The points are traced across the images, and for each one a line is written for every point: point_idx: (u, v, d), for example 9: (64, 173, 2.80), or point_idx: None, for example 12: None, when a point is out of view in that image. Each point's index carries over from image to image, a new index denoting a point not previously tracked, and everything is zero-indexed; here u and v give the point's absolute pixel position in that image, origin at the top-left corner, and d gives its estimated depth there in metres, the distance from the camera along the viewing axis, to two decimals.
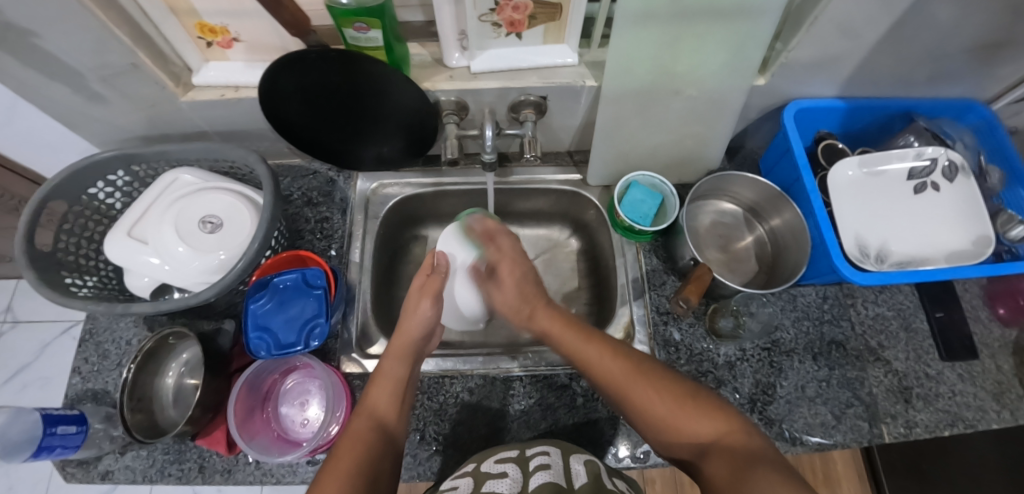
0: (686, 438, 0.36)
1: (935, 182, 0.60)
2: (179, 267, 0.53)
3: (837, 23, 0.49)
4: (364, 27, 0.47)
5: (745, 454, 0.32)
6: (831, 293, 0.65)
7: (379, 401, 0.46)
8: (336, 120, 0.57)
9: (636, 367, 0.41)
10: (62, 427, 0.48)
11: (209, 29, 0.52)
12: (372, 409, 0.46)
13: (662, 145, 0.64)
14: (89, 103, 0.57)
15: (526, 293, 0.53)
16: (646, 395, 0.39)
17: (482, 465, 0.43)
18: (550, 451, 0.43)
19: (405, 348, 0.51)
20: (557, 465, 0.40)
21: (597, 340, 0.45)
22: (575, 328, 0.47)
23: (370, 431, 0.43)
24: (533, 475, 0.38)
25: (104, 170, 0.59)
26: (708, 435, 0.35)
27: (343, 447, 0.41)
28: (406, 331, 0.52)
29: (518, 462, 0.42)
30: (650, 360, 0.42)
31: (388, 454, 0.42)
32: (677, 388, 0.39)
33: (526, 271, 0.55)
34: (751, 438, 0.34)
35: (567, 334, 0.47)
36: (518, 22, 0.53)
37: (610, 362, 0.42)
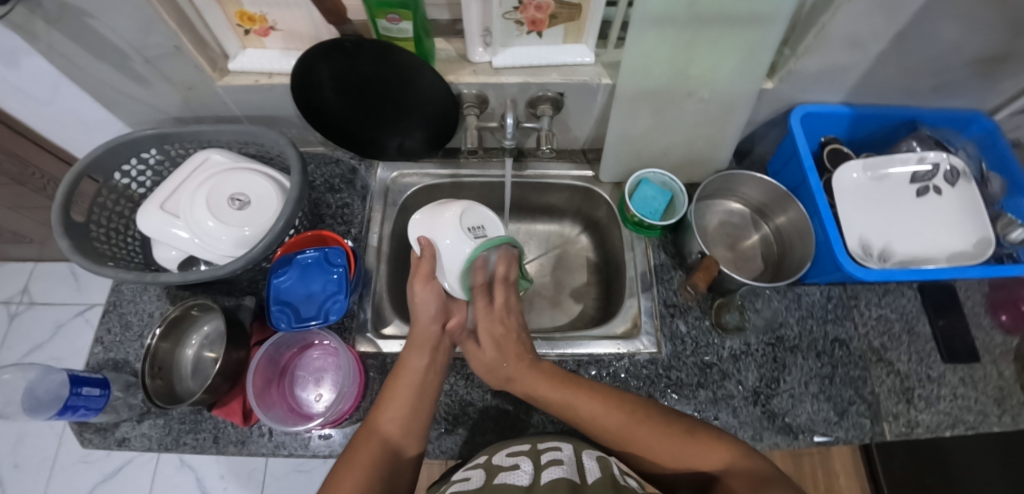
0: (697, 471, 0.40)
1: (937, 186, 0.62)
2: (208, 240, 0.55)
3: (844, 31, 0.52)
4: (397, 18, 0.50)
5: (757, 478, 0.36)
6: (836, 294, 0.66)
7: (393, 400, 0.46)
8: (363, 109, 0.60)
9: (633, 414, 0.43)
10: (87, 389, 0.51)
11: (249, 17, 0.55)
12: (387, 409, 0.45)
13: (673, 145, 0.67)
14: (130, 84, 0.60)
15: (506, 340, 0.50)
16: (651, 440, 0.41)
17: (493, 458, 0.44)
18: (562, 447, 0.44)
19: (425, 337, 0.50)
20: (569, 460, 0.41)
21: (591, 391, 0.46)
22: (565, 379, 0.47)
23: (382, 442, 0.43)
24: (545, 470, 0.39)
25: (139, 148, 0.62)
26: (718, 464, 0.39)
27: (355, 455, 0.42)
28: (423, 318, 0.50)
29: (529, 456, 0.43)
30: (645, 402, 0.45)
31: (397, 463, 0.43)
32: (676, 425, 0.42)
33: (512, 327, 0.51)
34: (752, 460, 0.39)
35: (558, 384, 0.47)
36: (539, 22, 0.56)
37: (606, 415, 0.44)
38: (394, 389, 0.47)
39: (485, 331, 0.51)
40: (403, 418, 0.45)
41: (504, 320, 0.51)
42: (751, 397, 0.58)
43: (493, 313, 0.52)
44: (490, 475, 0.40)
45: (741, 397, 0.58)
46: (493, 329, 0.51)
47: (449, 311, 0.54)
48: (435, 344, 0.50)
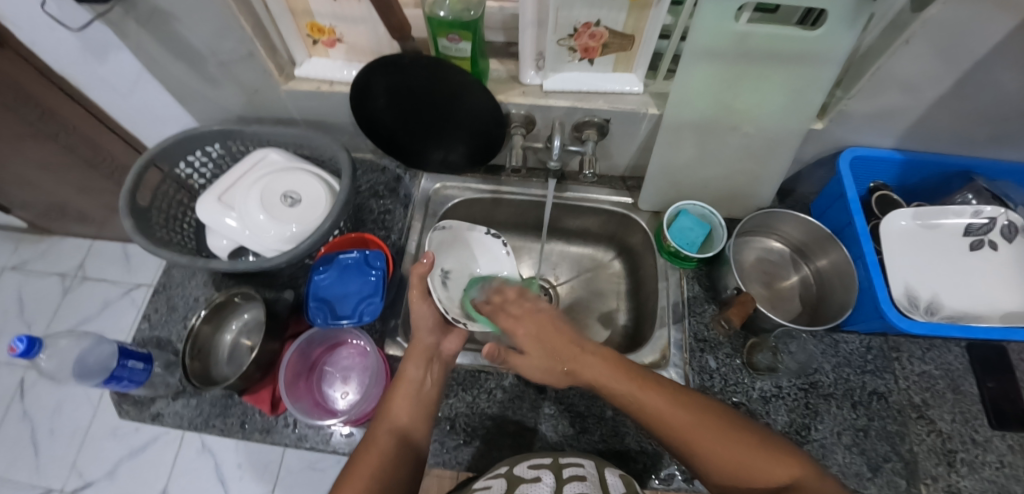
0: (754, 481, 0.37)
1: (993, 241, 0.59)
2: (258, 232, 0.58)
3: (897, 75, 0.52)
4: (456, 38, 0.52)
5: None
6: (876, 344, 0.63)
7: (394, 403, 0.49)
8: (415, 121, 0.63)
9: (698, 414, 0.41)
10: (132, 362, 0.54)
11: (319, 29, 0.59)
12: (392, 419, 0.47)
13: (714, 178, 0.67)
14: (204, 82, 0.64)
15: (552, 347, 0.52)
16: (715, 445, 0.38)
17: (515, 468, 0.44)
18: (584, 463, 0.44)
19: (421, 349, 0.53)
20: (593, 478, 0.41)
21: (658, 385, 0.44)
22: (623, 365, 0.47)
23: (387, 445, 0.44)
24: (567, 483, 0.39)
25: (204, 142, 0.66)
26: (784, 478, 0.36)
27: (359, 463, 0.43)
28: (419, 333, 0.54)
29: (552, 469, 0.43)
30: (716, 407, 0.42)
31: (408, 465, 0.44)
32: (742, 433, 0.39)
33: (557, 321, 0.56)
34: (822, 481, 0.36)
35: (626, 374, 0.46)
36: (591, 49, 0.58)
37: (671, 409, 0.41)
38: (393, 407, 0.48)
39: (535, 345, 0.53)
40: (409, 416, 0.48)
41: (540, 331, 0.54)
42: None
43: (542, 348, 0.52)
44: (512, 486, 0.40)
45: None
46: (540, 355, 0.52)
47: (448, 330, 0.57)
48: (430, 356, 0.53)
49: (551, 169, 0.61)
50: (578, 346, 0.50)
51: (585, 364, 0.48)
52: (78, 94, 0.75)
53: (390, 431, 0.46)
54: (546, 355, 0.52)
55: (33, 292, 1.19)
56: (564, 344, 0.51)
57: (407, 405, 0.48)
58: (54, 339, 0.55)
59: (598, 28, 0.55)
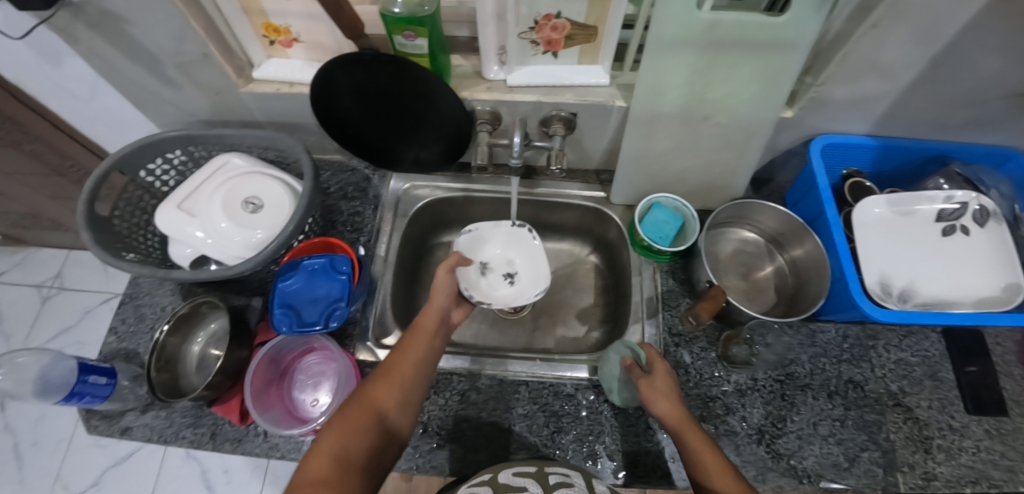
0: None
1: (965, 226, 0.58)
2: (221, 240, 0.57)
3: (866, 58, 0.51)
4: (413, 35, 0.51)
5: None
6: (853, 333, 0.63)
7: (404, 359, 0.47)
8: (381, 120, 0.61)
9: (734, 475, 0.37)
10: (93, 377, 0.52)
11: (275, 28, 0.57)
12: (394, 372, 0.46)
13: (688, 170, 0.66)
14: (162, 88, 0.63)
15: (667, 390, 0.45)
16: None
17: (498, 477, 0.42)
18: (570, 474, 0.43)
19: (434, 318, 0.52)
20: (580, 485, 0.41)
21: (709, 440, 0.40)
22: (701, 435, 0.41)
23: (386, 397, 0.43)
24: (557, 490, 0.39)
25: (164, 148, 0.64)
26: None
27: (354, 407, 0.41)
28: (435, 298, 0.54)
29: (537, 478, 0.42)
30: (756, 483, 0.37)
31: (399, 424, 0.43)
32: None
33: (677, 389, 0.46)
34: None
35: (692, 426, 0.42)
36: (555, 42, 0.57)
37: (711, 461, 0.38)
38: (399, 363, 0.47)
39: (663, 377, 0.46)
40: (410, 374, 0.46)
41: (667, 376, 0.46)
42: (756, 436, 0.56)
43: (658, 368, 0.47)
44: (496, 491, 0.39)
45: (746, 435, 0.56)
46: (660, 382, 0.45)
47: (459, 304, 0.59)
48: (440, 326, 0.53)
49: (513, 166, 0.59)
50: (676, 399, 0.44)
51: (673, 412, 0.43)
52: (36, 102, 0.73)
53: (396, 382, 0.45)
54: (664, 388, 0.45)
55: (11, 304, 1.18)
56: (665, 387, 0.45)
57: (416, 365, 0.47)
58: (14, 355, 0.54)
59: (560, 20, 0.53)
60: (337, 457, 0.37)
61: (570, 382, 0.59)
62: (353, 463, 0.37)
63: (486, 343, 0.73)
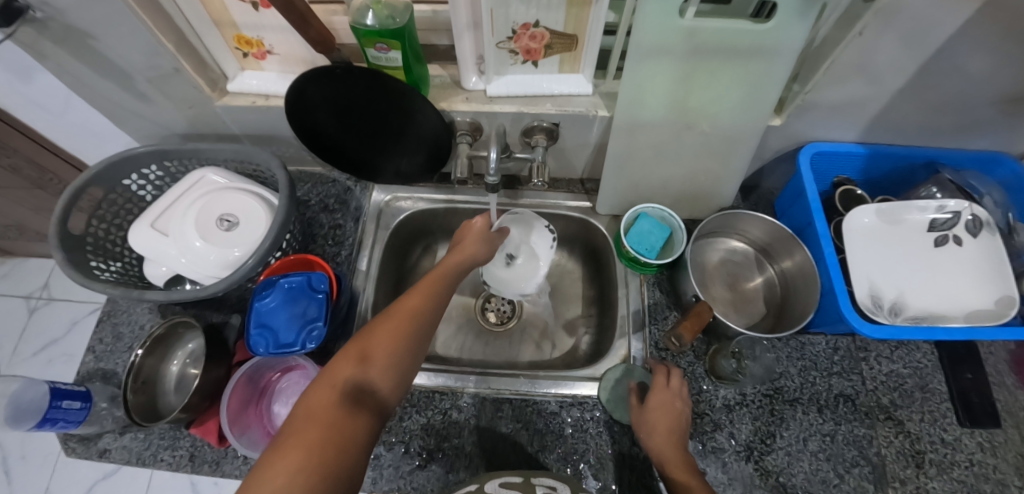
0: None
1: (958, 236, 0.57)
2: (195, 258, 0.56)
3: (853, 65, 0.49)
4: (385, 48, 0.50)
5: None
6: (843, 345, 0.61)
7: (414, 295, 0.45)
8: (358, 133, 0.60)
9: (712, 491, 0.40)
10: (67, 402, 0.51)
11: (246, 41, 0.56)
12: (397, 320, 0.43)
13: (674, 179, 0.64)
14: (133, 103, 0.61)
15: (678, 417, 0.48)
16: None
17: (485, 486, 0.42)
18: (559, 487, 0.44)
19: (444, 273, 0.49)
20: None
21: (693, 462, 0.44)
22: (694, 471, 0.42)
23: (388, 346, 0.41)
24: None
25: (139, 164, 0.63)
26: None
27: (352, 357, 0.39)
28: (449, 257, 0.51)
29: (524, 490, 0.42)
30: None
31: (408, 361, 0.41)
32: None
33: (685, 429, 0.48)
34: None
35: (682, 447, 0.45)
36: (534, 51, 0.55)
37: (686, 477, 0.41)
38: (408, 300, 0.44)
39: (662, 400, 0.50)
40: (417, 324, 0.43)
41: (673, 403, 0.50)
42: (744, 453, 0.54)
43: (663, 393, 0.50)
44: None
45: (734, 452, 0.55)
46: (665, 406, 0.49)
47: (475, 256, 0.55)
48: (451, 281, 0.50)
49: (489, 184, 0.56)
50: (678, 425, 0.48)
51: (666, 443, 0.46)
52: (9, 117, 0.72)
53: (408, 313, 0.43)
54: (667, 412, 0.49)
55: None
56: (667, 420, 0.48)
57: (425, 300, 0.45)
58: None
59: (538, 29, 0.52)
60: (343, 393, 0.36)
61: (554, 399, 0.58)
62: (360, 398, 0.36)
63: (471, 357, 0.71)
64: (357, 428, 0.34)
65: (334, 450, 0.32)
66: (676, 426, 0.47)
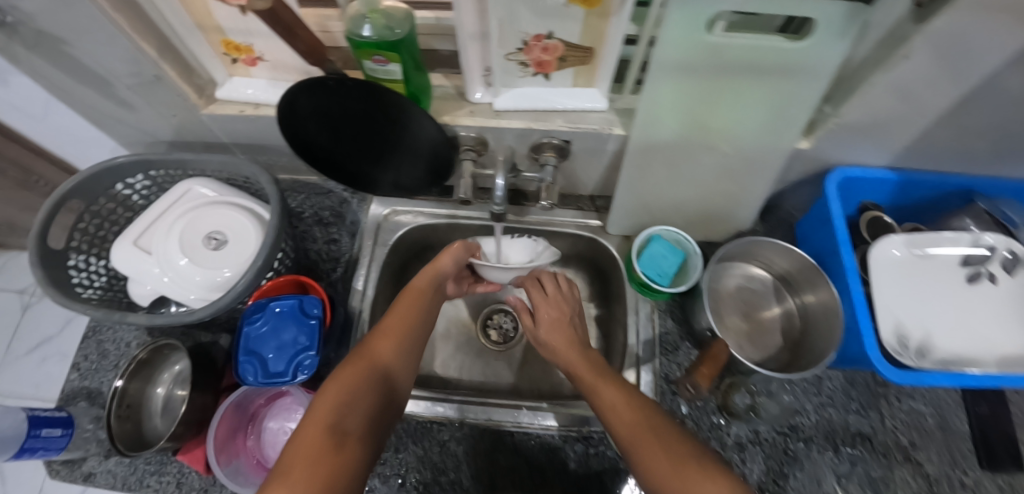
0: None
1: (992, 273, 0.53)
2: (180, 278, 0.53)
3: (892, 88, 0.45)
4: (383, 60, 0.45)
5: None
6: (862, 379, 0.59)
7: (386, 337, 0.46)
8: (352, 145, 0.56)
9: (646, 420, 0.38)
10: (46, 431, 0.50)
11: (234, 46, 0.52)
12: (388, 333, 0.46)
13: (688, 201, 0.61)
14: (115, 110, 0.57)
15: (563, 321, 0.52)
16: (651, 446, 0.35)
17: None
18: None
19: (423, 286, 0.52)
20: None
21: (618, 384, 0.43)
22: (608, 376, 0.44)
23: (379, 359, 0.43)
24: None
25: (124, 173, 0.59)
26: None
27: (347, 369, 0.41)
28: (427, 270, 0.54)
29: None
30: (663, 419, 0.38)
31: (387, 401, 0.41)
32: (672, 436, 0.36)
33: (573, 324, 0.52)
34: None
35: (595, 372, 0.44)
36: (546, 63, 0.51)
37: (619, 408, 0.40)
38: (381, 340, 0.45)
39: (545, 312, 0.52)
40: (402, 337, 0.47)
41: (558, 306, 0.53)
42: None
43: (547, 299, 0.54)
44: None
45: None
46: (550, 312, 0.53)
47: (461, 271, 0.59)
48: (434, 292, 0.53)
49: (496, 212, 0.51)
50: (578, 343, 0.49)
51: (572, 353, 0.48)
52: None
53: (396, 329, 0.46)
54: (554, 330, 0.51)
55: None
56: (563, 339, 0.49)
57: (397, 342, 0.46)
58: None
59: (551, 41, 0.47)
60: (330, 427, 0.35)
61: (558, 432, 0.55)
62: (347, 432, 0.35)
63: (471, 379, 0.69)
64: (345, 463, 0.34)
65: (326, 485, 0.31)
66: (570, 338, 0.49)
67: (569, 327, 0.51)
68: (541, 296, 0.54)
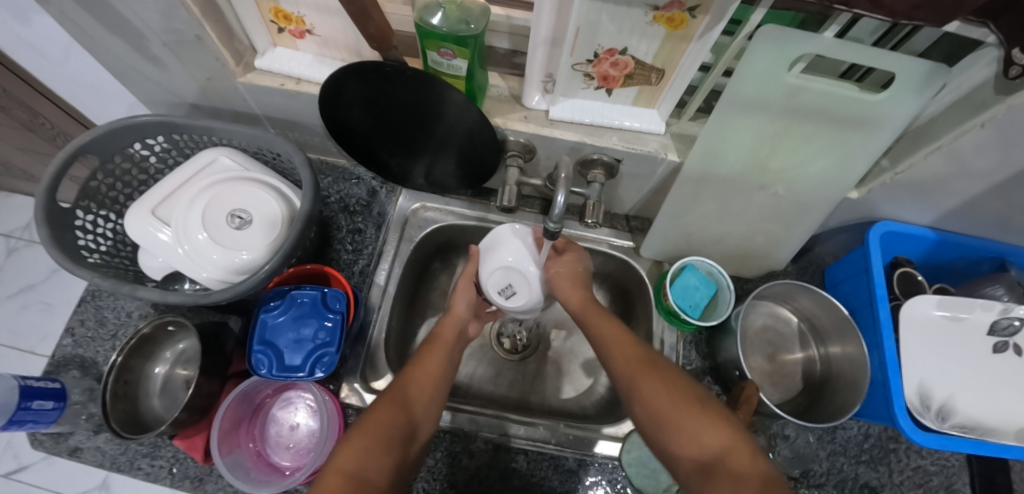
0: (687, 447, 0.38)
1: (1018, 345, 0.54)
2: (197, 256, 0.49)
3: (959, 155, 0.44)
4: (450, 54, 0.43)
5: (744, 478, 0.34)
6: (874, 433, 0.59)
7: (419, 367, 0.47)
8: (396, 136, 0.54)
9: (653, 366, 0.44)
10: (37, 403, 0.47)
11: (284, 15, 0.48)
12: (421, 364, 0.48)
13: (729, 235, 0.60)
14: (144, 66, 0.53)
15: (574, 276, 0.53)
16: (658, 392, 0.41)
17: None
18: None
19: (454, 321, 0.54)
20: None
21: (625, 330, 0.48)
22: (606, 316, 0.50)
23: (406, 391, 0.44)
24: None
25: (144, 133, 0.55)
26: (712, 445, 0.37)
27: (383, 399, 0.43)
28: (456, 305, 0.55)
29: None
30: (671, 368, 0.44)
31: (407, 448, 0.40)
32: (686, 390, 0.41)
33: (584, 273, 0.54)
34: (754, 460, 0.36)
35: (601, 315, 0.50)
36: (612, 78, 0.49)
37: (627, 351, 0.46)
38: (403, 384, 0.45)
39: (558, 265, 0.53)
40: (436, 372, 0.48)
41: (572, 260, 0.54)
42: None
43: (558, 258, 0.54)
44: None
45: None
46: (563, 265, 0.53)
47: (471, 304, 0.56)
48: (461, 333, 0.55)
49: (549, 231, 0.49)
50: (586, 290, 0.53)
51: (579, 296, 0.52)
52: None
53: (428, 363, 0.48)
54: (569, 282, 0.53)
55: None
56: (570, 281, 0.53)
57: (420, 386, 0.46)
58: None
59: (623, 56, 0.45)
60: (350, 475, 0.35)
61: (573, 455, 0.54)
62: (367, 482, 0.36)
63: (481, 386, 0.67)
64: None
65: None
66: (580, 290, 0.53)
67: (582, 279, 0.54)
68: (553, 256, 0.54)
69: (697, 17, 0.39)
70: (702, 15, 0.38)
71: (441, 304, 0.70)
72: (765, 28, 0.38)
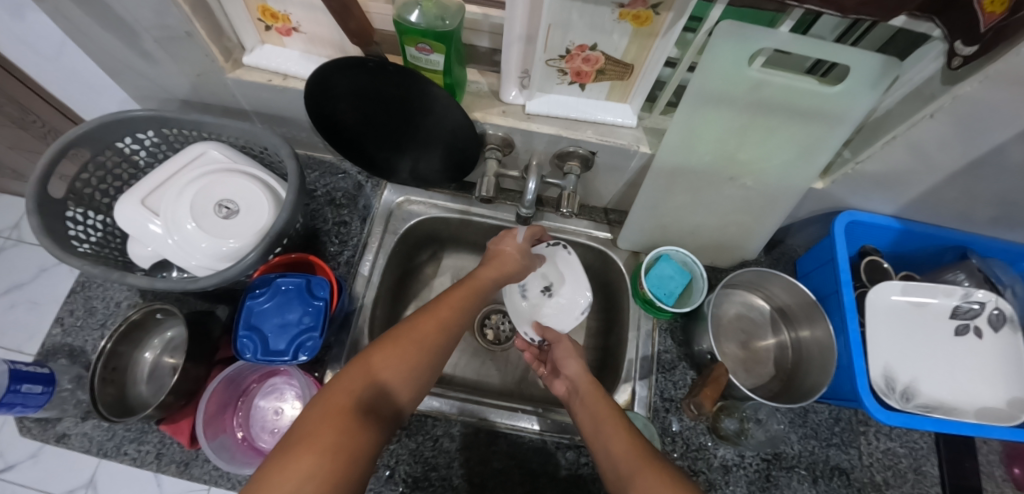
0: None
1: (979, 328, 0.56)
2: (185, 244, 0.51)
3: (914, 145, 0.46)
4: (428, 49, 0.45)
5: None
6: (844, 416, 0.61)
7: (419, 327, 0.43)
8: (380, 132, 0.55)
9: (648, 459, 0.37)
10: (26, 386, 0.48)
11: (272, 14, 0.50)
12: (419, 331, 0.43)
13: (703, 227, 0.62)
14: (135, 63, 0.55)
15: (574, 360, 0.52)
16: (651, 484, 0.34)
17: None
18: None
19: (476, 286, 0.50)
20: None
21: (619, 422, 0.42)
22: (600, 392, 0.47)
23: (396, 360, 0.40)
24: None
25: (134, 128, 0.57)
26: None
27: (354, 377, 0.38)
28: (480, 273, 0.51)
29: None
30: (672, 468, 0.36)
31: (397, 408, 0.39)
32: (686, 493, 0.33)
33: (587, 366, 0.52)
34: None
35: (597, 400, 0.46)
36: (585, 74, 0.51)
37: (620, 442, 0.39)
38: (377, 360, 0.40)
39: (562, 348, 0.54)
40: (431, 339, 0.43)
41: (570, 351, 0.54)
42: None
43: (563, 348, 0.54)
44: None
45: None
46: (565, 355, 0.53)
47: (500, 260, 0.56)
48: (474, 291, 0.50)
49: (522, 215, 0.56)
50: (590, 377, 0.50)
51: (576, 372, 0.51)
52: None
53: (434, 327, 0.44)
54: (575, 366, 0.51)
55: None
56: (577, 367, 0.51)
57: (406, 362, 0.41)
58: None
59: (594, 52, 0.48)
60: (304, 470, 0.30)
61: (552, 439, 0.55)
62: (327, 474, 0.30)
63: (464, 376, 0.68)
64: (350, 461, 0.32)
65: (337, 475, 0.31)
66: (581, 366, 0.52)
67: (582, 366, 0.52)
68: (560, 345, 0.55)
69: (661, 14, 0.41)
70: (665, 11, 0.41)
71: (426, 296, 0.72)
72: (724, 24, 0.40)
